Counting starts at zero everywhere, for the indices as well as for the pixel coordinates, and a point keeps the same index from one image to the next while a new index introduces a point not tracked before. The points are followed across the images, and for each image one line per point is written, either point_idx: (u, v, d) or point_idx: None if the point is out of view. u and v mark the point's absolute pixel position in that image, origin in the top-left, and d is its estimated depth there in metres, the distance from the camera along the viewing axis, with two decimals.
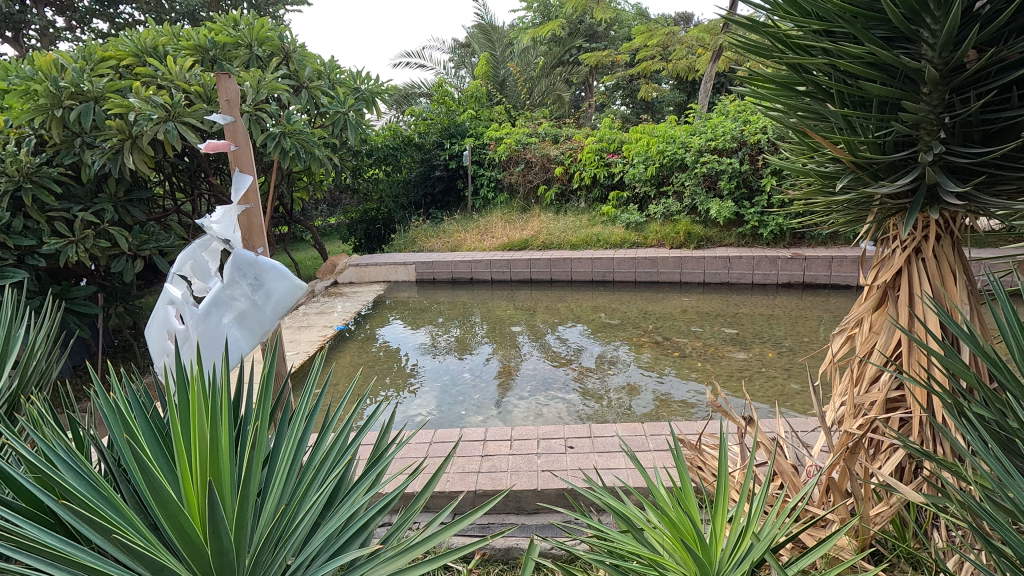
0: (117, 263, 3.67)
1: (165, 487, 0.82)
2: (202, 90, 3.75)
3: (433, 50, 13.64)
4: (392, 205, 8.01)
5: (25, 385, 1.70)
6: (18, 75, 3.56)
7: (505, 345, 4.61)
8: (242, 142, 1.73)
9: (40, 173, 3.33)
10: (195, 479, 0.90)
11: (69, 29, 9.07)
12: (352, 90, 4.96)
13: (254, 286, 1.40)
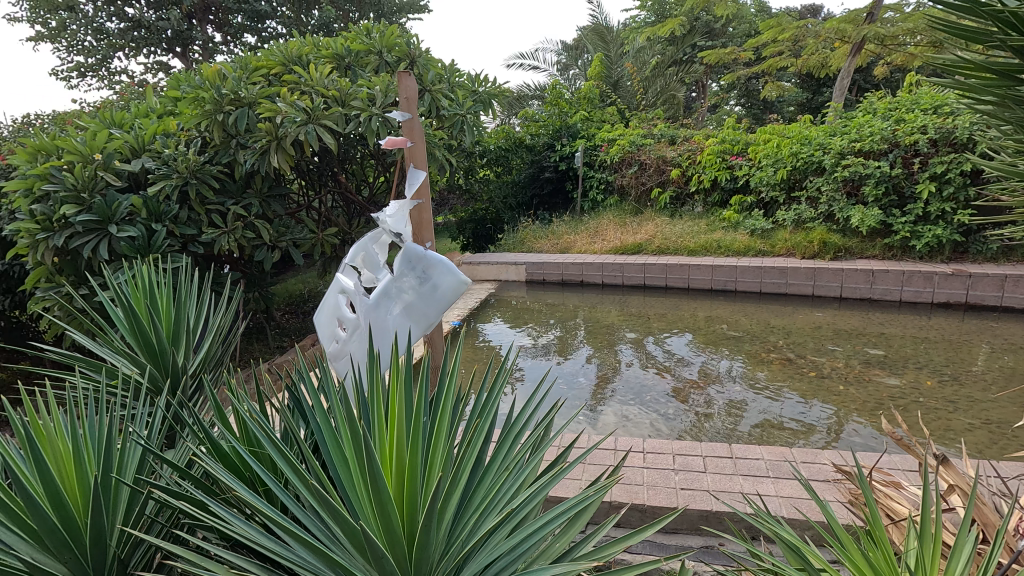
0: (260, 252, 4.04)
1: (382, 471, 0.84)
2: (339, 94, 3.95)
3: (545, 52, 13.71)
4: (501, 206, 8.15)
5: (205, 367, 1.88)
6: (189, 84, 4.01)
7: (611, 350, 4.48)
8: (416, 140, 1.89)
9: (203, 171, 3.73)
10: (401, 465, 0.92)
11: (225, 43, 10.19)
12: (471, 92, 4.93)
13: (421, 279, 1.57)
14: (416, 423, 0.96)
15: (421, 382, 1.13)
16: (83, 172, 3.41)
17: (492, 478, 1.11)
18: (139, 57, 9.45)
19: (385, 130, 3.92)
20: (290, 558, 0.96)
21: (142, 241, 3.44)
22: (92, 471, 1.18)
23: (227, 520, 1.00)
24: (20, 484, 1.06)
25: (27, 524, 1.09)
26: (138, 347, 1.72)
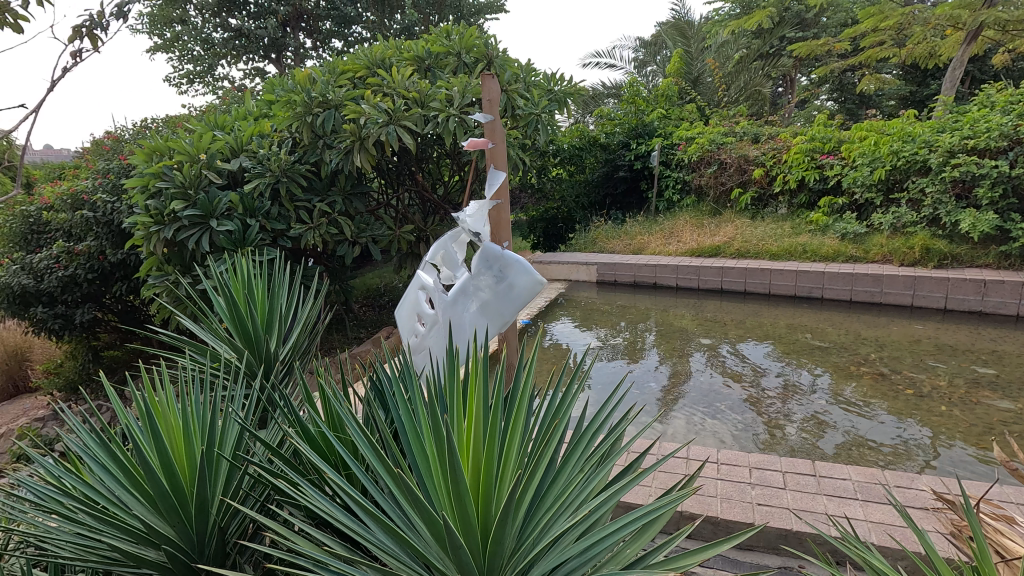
0: (342, 247, 4.24)
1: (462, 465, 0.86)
2: (419, 95, 4.07)
3: (622, 49, 13.48)
4: (573, 205, 8.10)
5: (293, 356, 2.01)
6: (283, 88, 4.28)
7: (682, 355, 4.34)
8: (497, 142, 1.92)
9: (292, 169, 3.97)
10: (478, 459, 0.94)
11: (314, 49, 10.76)
12: (546, 91, 4.92)
13: (498, 278, 1.61)
14: (492, 419, 0.98)
15: (498, 378, 1.15)
16: (190, 171, 3.72)
17: (564, 478, 1.11)
18: (239, 64, 10.18)
19: (461, 130, 3.99)
20: (370, 539, 1.01)
21: (238, 235, 3.72)
22: (198, 445, 1.30)
23: (314, 498, 1.07)
24: (140, 451, 1.19)
25: (143, 488, 1.21)
26: (237, 333, 1.87)
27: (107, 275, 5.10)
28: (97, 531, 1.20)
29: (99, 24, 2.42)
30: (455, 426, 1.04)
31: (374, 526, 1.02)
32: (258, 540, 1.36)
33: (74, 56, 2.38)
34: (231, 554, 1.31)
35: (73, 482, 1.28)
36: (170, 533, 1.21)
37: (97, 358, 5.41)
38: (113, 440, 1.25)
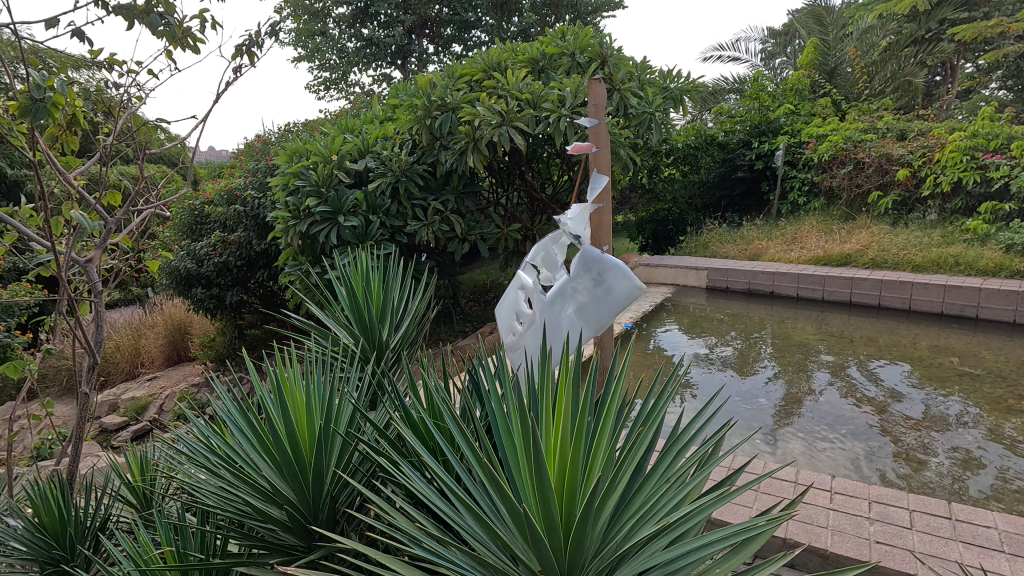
0: (452, 244, 4.45)
1: (546, 462, 0.89)
2: (531, 96, 4.15)
3: (748, 42, 12.70)
4: (685, 206, 7.78)
5: (402, 344, 2.15)
6: (407, 93, 4.56)
7: (799, 371, 4.03)
8: (602, 146, 1.92)
9: (411, 169, 4.23)
10: (564, 458, 0.96)
11: (436, 54, 11.32)
12: (661, 89, 4.78)
13: (596, 281, 1.61)
14: (579, 422, 1.00)
15: (590, 382, 1.17)
16: (323, 170, 4.11)
17: (653, 487, 1.09)
18: (369, 71, 10.99)
19: (572, 131, 4.01)
20: (459, 523, 1.06)
21: (361, 230, 4.03)
22: (317, 421, 1.45)
23: (412, 479, 1.15)
24: (271, 420, 1.36)
25: (272, 453, 1.39)
26: (355, 321, 2.05)
27: (252, 263, 5.78)
28: (233, 487, 1.39)
29: (256, 42, 2.75)
30: (544, 424, 1.07)
31: (464, 512, 1.07)
32: (364, 513, 1.49)
33: (235, 71, 2.73)
34: (340, 522, 1.44)
35: (218, 442, 1.49)
36: (291, 496, 1.36)
37: (242, 335, 6.16)
38: (251, 410, 1.44)
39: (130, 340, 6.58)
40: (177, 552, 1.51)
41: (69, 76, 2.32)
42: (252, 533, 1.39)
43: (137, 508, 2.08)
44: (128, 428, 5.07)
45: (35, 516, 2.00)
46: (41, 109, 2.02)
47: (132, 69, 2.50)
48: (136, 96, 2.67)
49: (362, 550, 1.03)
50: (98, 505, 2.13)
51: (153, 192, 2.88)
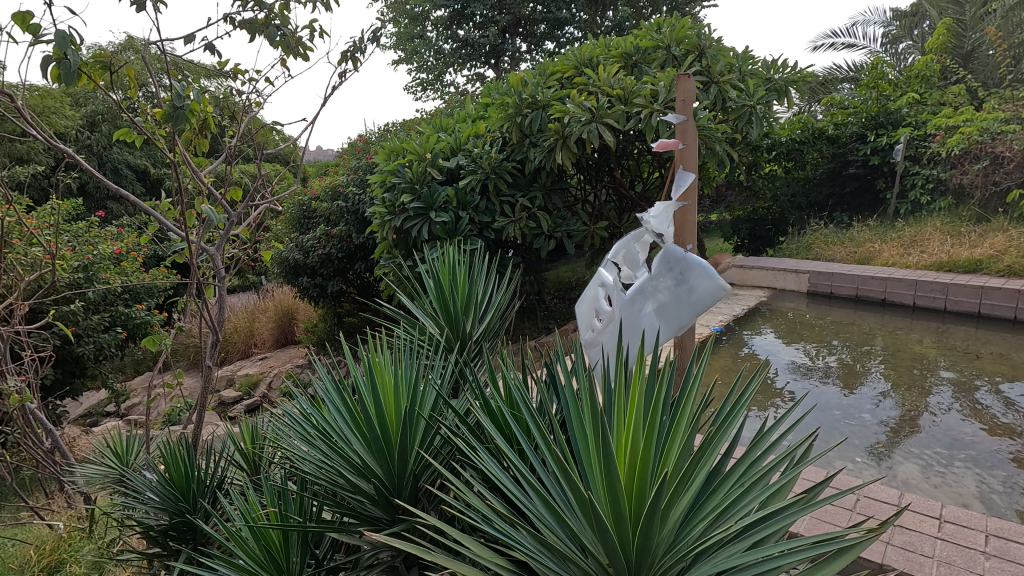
0: (538, 241, 4.50)
1: (616, 456, 0.90)
2: (623, 92, 4.08)
3: (867, 25, 11.63)
4: (787, 205, 7.31)
5: (485, 337, 2.23)
6: (499, 91, 4.65)
7: (913, 386, 3.67)
8: (689, 142, 1.88)
9: (500, 167, 4.32)
10: (635, 454, 0.97)
11: (528, 52, 11.42)
12: (764, 80, 4.53)
13: (678, 281, 1.63)
14: (653, 418, 1.00)
15: (666, 380, 1.16)
16: (418, 168, 4.31)
17: (729, 490, 1.07)
18: (464, 71, 11.30)
19: (664, 126, 3.89)
20: (531, 508, 1.10)
21: (451, 225, 4.19)
22: (403, 403, 1.55)
23: (488, 463, 1.21)
24: (363, 400, 1.48)
25: (363, 430, 1.51)
26: (441, 312, 2.16)
27: (352, 255, 6.19)
28: (328, 458, 1.52)
29: (360, 47, 2.95)
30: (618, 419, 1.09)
31: (536, 498, 1.11)
32: (443, 492, 1.57)
33: (341, 76, 2.94)
34: (421, 499, 1.54)
35: (317, 416, 1.63)
36: (378, 470, 1.47)
37: (340, 322, 6.62)
38: (346, 389, 1.57)
39: (245, 322, 7.30)
40: (279, 512, 1.68)
41: (203, 85, 2.62)
42: (344, 502, 1.52)
43: (247, 471, 2.34)
44: (242, 402, 5.64)
45: (167, 471, 2.30)
46: (181, 115, 2.31)
47: (254, 77, 2.77)
48: (256, 101, 2.96)
49: (440, 524, 1.10)
50: (216, 466, 2.41)
51: (268, 189, 3.17)
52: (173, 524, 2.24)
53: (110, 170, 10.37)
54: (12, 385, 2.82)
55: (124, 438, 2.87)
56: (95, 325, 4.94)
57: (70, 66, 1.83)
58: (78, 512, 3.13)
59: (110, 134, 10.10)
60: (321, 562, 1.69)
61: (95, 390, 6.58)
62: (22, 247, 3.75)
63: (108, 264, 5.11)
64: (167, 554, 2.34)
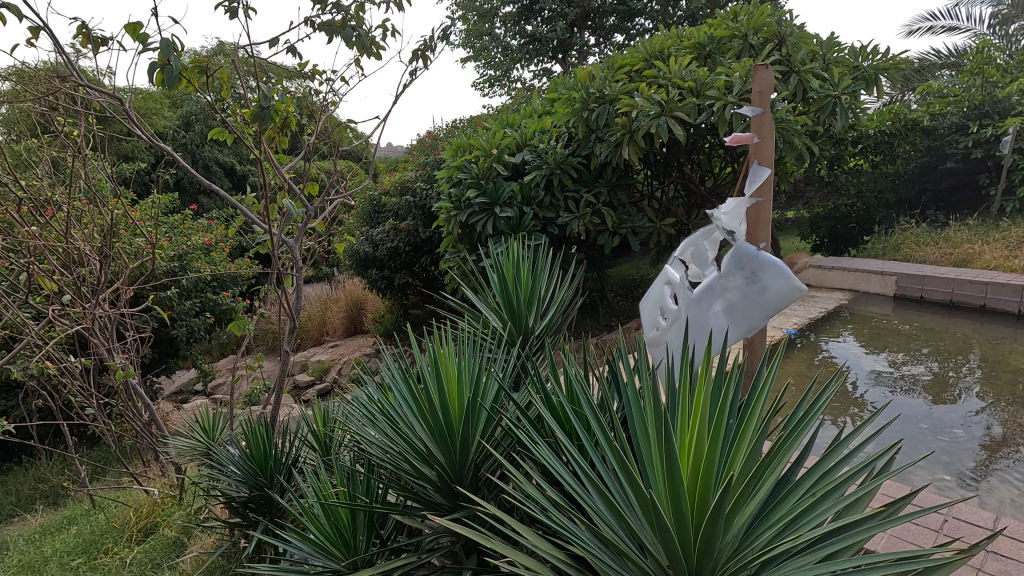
0: (603, 237, 4.44)
1: (679, 457, 0.89)
2: (695, 84, 3.94)
3: (972, 5, 10.61)
4: (873, 202, 6.82)
5: (547, 332, 2.23)
6: (566, 86, 4.62)
7: (1015, 402, 3.34)
8: (765, 135, 1.80)
9: (565, 162, 4.29)
10: (699, 455, 0.95)
11: (597, 45, 11.25)
12: (850, 69, 4.24)
13: (749, 280, 1.58)
14: (719, 420, 0.98)
15: (732, 381, 1.13)
16: (484, 164, 4.37)
17: (799, 500, 1.02)
18: (531, 66, 11.30)
19: (738, 119, 3.72)
20: (590, 503, 1.10)
21: (515, 220, 4.21)
22: (466, 394, 1.59)
23: (548, 456, 1.22)
24: (427, 388, 1.52)
25: (426, 418, 1.56)
26: (504, 306, 2.19)
27: (419, 249, 6.37)
28: (394, 443, 1.59)
29: (430, 46, 3.03)
30: (681, 420, 1.06)
31: (595, 494, 1.11)
32: (503, 482, 1.60)
33: (412, 74, 3.03)
34: (482, 488, 1.58)
35: (383, 402, 1.70)
36: (441, 457, 1.52)
37: (406, 314, 6.83)
38: (411, 378, 1.62)
39: (319, 312, 7.68)
40: (347, 491, 1.77)
41: (286, 86, 2.78)
42: (408, 486, 1.58)
43: (318, 451, 2.47)
44: (315, 386, 5.96)
45: (248, 447, 2.46)
46: (266, 115, 2.46)
47: (331, 77, 2.91)
48: (333, 100, 3.10)
49: (499, 512, 1.12)
50: (292, 445, 2.57)
51: (342, 184, 3.32)
52: (252, 496, 2.42)
53: (202, 167, 11.21)
54: (119, 361, 3.13)
55: (212, 414, 3.11)
56: (188, 310, 5.37)
57: (172, 72, 2.00)
58: (171, 479, 3.43)
59: (203, 133, 10.91)
60: (386, 542, 1.77)
61: (186, 370, 7.17)
62: (127, 237, 4.14)
63: (199, 254, 5.53)
64: (247, 524, 2.53)
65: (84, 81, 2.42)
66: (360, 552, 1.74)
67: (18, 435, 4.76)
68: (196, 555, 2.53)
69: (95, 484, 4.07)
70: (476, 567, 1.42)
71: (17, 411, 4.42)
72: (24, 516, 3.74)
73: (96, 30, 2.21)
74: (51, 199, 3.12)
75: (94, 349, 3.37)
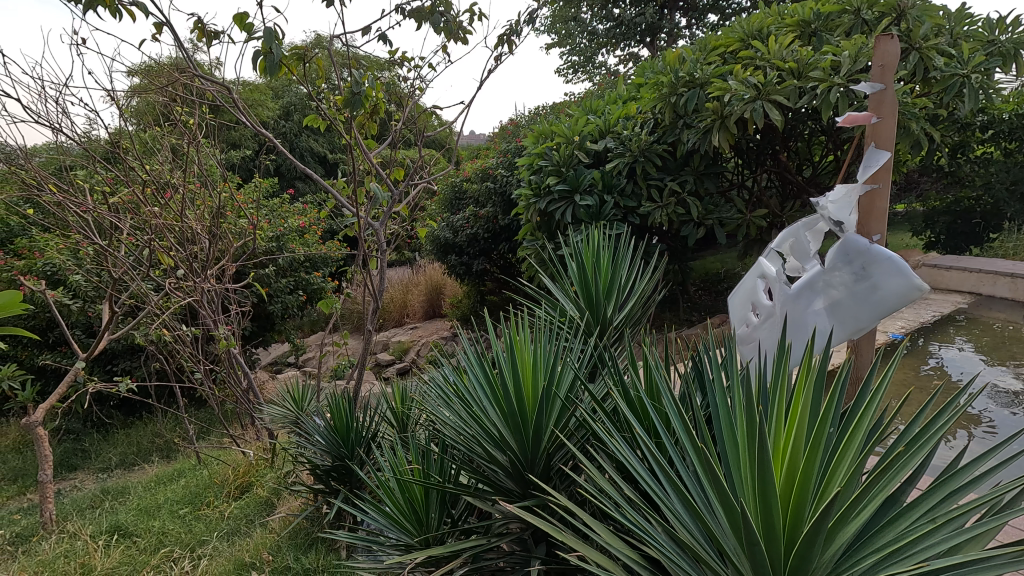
0: (687, 228, 4.24)
1: (776, 464, 0.82)
2: (796, 65, 3.59)
3: None
4: (1003, 195, 5.88)
5: (626, 323, 2.16)
6: (654, 70, 4.41)
7: None
8: (885, 115, 1.65)
9: (650, 150, 4.11)
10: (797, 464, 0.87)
11: (688, 27, 10.72)
12: (984, 44, 3.72)
13: (859, 276, 1.51)
14: (819, 429, 0.89)
15: (837, 385, 1.02)
16: (565, 151, 4.31)
17: (911, 525, 0.91)
18: (617, 51, 11.01)
19: (846, 103, 3.36)
20: (668, 504, 1.05)
21: (595, 209, 4.12)
22: (540, 380, 1.58)
23: (624, 451, 1.17)
24: (502, 373, 1.52)
25: (500, 403, 1.55)
26: (583, 295, 2.14)
27: (497, 236, 6.42)
28: (468, 425, 1.60)
29: (516, 30, 3.00)
30: (775, 425, 0.99)
31: (673, 494, 1.05)
32: (576, 475, 1.57)
33: (497, 60, 3.02)
34: (553, 478, 1.56)
35: (459, 384, 1.72)
36: (513, 444, 1.51)
37: (483, 300, 6.94)
38: (487, 362, 1.62)
39: (400, 294, 7.96)
40: (422, 469, 1.82)
41: (376, 74, 2.86)
42: (480, 469, 1.59)
43: (396, 428, 2.56)
44: (395, 365, 6.20)
45: (332, 419, 2.60)
46: (356, 101, 2.54)
47: (419, 64, 2.96)
48: (419, 87, 3.16)
49: (571, 504, 1.10)
50: (372, 420, 2.67)
51: (426, 170, 3.39)
52: (334, 466, 2.56)
53: (299, 154, 11.95)
54: (223, 332, 3.39)
55: (302, 386, 3.32)
56: (283, 288, 5.76)
57: (273, 59, 2.11)
58: (264, 443, 3.71)
59: (301, 122, 11.62)
60: (456, 522, 1.80)
61: (281, 343, 7.72)
62: (234, 218, 4.48)
63: (295, 235, 5.89)
64: (329, 491, 2.68)
65: (198, 72, 2.61)
66: (431, 529, 1.78)
67: (140, 393, 5.34)
68: (284, 515, 2.71)
69: (201, 442, 4.49)
70: (544, 558, 1.40)
71: (139, 372, 4.95)
72: (143, 466, 4.19)
73: (209, 24, 2.38)
74: (170, 182, 3.43)
75: (203, 320, 3.69)
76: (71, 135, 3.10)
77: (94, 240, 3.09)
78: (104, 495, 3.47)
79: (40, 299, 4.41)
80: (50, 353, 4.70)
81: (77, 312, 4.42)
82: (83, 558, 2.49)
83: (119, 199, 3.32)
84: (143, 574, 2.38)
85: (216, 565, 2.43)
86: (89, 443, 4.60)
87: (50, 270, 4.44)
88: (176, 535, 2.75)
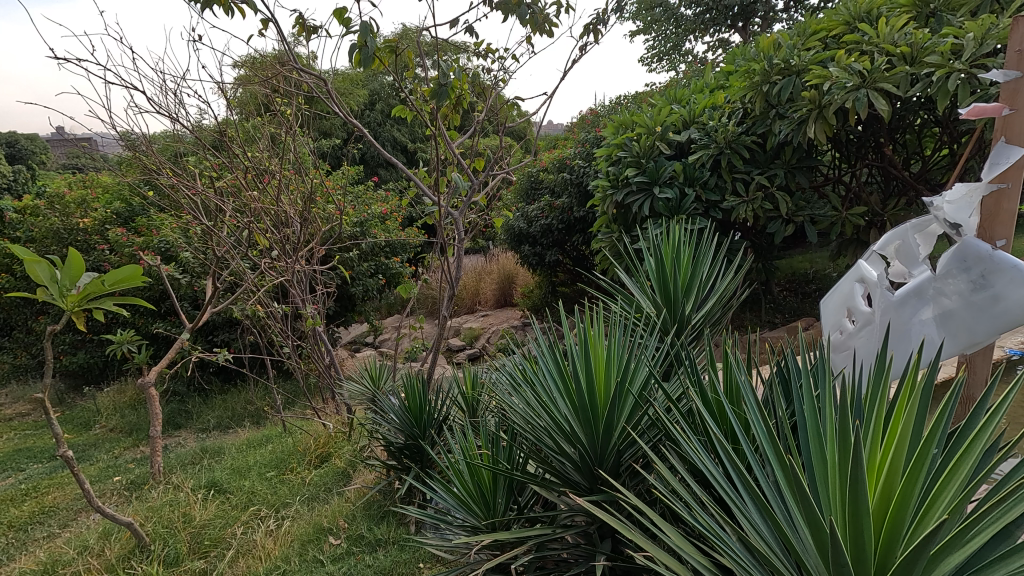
0: (774, 225, 4.02)
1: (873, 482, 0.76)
2: (909, 50, 3.24)
3: None
4: None
5: (704, 321, 2.09)
6: (745, 57, 4.16)
7: None
8: (1019, 107, 1.48)
9: (738, 141, 3.91)
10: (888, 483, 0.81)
11: (785, 10, 10.02)
12: None
13: (976, 285, 1.40)
14: (922, 451, 0.82)
15: (945, 402, 0.94)
16: (646, 142, 4.19)
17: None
18: (706, 37, 10.51)
19: (967, 91, 3.01)
20: (743, 511, 1.01)
21: (674, 202, 3.99)
22: (613, 375, 1.56)
23: (699, 453, 1.13)
24: (576, 366, 1.51)
25: (570, 395, 1.55)
26: (660, 291, 2.08)
27: (572, 227, 6.39)
28: (538, 414, 1.61)
29: (602, 19, 2.94)
30: (870, 441, 0.93)
31: (750, 502, 1.01)
32: (647, 473, 1.55)
33: (581, 49, 2.97)
34: (622, 475, 1.55)
35: (529, 373, 1.73)
36: (584, 437, 1.50)
37: (554, 291, 6.94)
38: (559, 353, 1.62)
39: (473, 282, 8.12)
40: (491, 455, 1.85)
41: (461, 64, 2.90)
42: (548, 459, 1.59)
43: (466, 412, 2.62)
44: (466, 350, 6.35)
45: (407, 399, 2.71)
46: (442, 92, 2.59)
47: (502, 55, 2.97)
48: (502, 78, 3.17)
49: (640, 503, 1.08)
50: (444, 404, 2.74)
51: (504, 160, 3.41)
52: (407, 444, 2.67)
53: (383, 142, 12.44)
54: (310, 311, 3.61)
55: (380, 366, 3.47)
56: (364, 271, 6.04)
57: (367, 52, 2.18)
58: (343, 417, 3.92)
59: (385, 111, 12.10)
60: (522, 509, 1.82)
61: (360, 324, 8.12)
62: (322, 203, 4.74)
63: (376, 221, 6.15)
64: (401, 468, 2.80)
65: (297, 65, 2.75)
66: (497, 515, 1.82)
67: (236, 362, 5.81)
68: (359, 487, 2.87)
69: (287, 411, 4.83)
70: (610, 554, 1.38)
71: (235, 343, 5.39)
72: (236, 430, 4.58)
73: (309, 19, 2.51)
74: (268, 168, 3.67)
75: (292, 298, 3.94)
76: (185, 125, 3.38)
77: (202, 221, 3.37)
78: (203, 453, 3.82)
79: (155, 273, 4.90)
80: (161, 320, 5.21)
81: (185, 285, 4.88)
82: (184, 507, 2.74)
83: (223, 183, 3.58)
84: (235, 527, 2.62)
85: (297, 527, 2.62)
86: (192, 405, 5.09)
87: (163, 246, 4.91)
88: (263, 495, 2.98)
